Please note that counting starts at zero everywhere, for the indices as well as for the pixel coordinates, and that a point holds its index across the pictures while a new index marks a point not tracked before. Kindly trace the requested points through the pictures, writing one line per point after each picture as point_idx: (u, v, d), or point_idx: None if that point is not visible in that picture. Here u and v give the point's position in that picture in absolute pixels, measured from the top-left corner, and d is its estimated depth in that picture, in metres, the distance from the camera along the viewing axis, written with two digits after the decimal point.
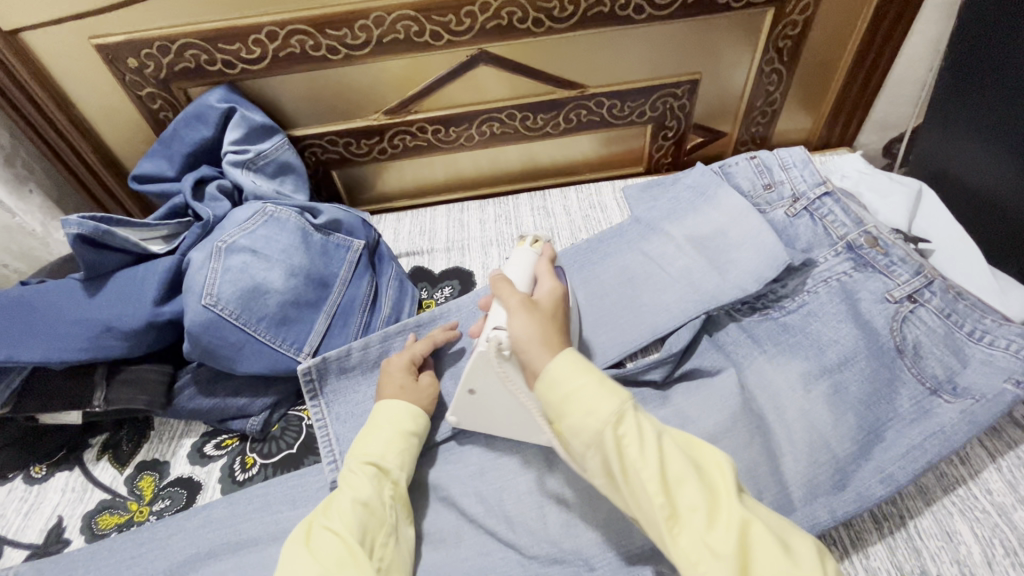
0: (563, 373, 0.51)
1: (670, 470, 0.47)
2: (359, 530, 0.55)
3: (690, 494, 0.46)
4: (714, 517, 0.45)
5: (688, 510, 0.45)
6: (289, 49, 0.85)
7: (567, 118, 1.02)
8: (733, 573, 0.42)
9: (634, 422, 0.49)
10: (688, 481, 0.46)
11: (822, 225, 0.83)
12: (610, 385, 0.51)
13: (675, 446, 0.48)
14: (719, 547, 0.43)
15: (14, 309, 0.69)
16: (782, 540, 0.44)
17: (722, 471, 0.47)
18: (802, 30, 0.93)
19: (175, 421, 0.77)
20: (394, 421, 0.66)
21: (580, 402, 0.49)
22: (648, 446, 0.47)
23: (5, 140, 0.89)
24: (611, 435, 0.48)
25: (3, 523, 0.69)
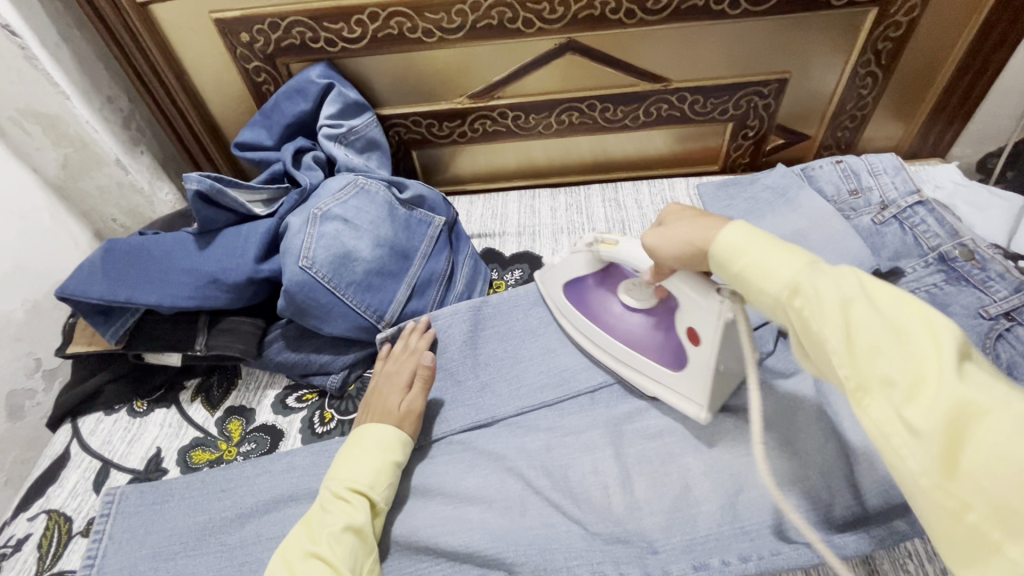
0: (739, 245, 0.46)
1: (860, 340, 0.38)
2: (347, 560, 0.58)
3: (891, 362, 0.36)
4: (914, 385, 0.35)
5: (874, 376, 0.37)
6: (388, 30, 0.89)
7: (647, 112, 1.02)
8: (928, 441, 0.34)
9: (819, 287, 0.40)
10: (892, 346, 0.37)
11: (913, 235, 0.80)
12: (797, 253, 0.43)
13: (872, 308, 0.38)
14: (910, 417, 0.34)
15: (134, 255, 0.75)
16: (1007, 410, 0.32)
17: (930, 329, 0.36)
18: (905, 31, 0.90)
19: (261, 372, 0.83)
20: (377, 446, 0.67)
21: (766, 266, 0.44)
22: (836, 308, 0.39)
23: (124, 104, 0.97)
24: (782, 310, 0.42)
25: (110, 448, 0.76)
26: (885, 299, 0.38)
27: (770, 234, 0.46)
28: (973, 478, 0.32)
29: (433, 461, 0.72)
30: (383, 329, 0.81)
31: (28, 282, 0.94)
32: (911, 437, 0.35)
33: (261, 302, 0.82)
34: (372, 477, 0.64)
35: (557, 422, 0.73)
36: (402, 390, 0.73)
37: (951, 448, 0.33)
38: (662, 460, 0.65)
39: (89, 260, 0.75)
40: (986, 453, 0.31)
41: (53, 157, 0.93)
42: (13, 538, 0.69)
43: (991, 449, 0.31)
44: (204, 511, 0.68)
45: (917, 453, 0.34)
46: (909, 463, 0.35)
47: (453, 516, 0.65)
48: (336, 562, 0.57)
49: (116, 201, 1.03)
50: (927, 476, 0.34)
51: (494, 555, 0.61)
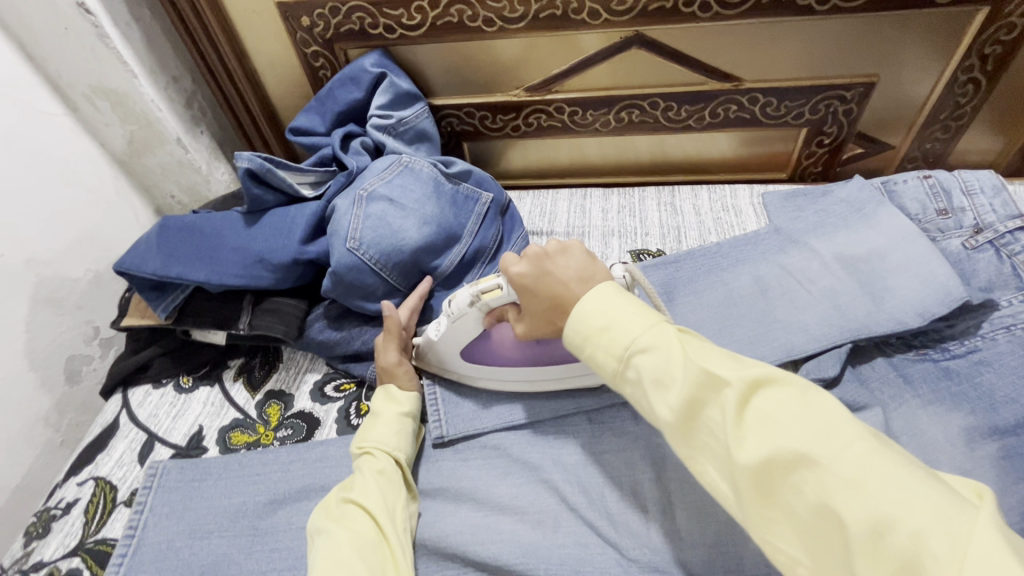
0: (596, 309, 0.48)
1: (683, 404, 0.41)
2: (380, 502, 0.59)
3: (712, 417, 0.40)
4: (730, 439, 0.39)
5: (705, 436, 0.41)
6: (448, 18, 0.87)
7: (713, 112, 0.96)
8: (752, 493, 0.38)
9: (649, 351, 0.44)
10: (706, 402, 0.41)
11: (1012, 263, 0.71)
12: (644, 312, 0.47)
13: (693, 365, 0.42)
14: (735, 478, 0.39)
15: (186, 232, 0.76)
16: (803, 458, 0.36)
17: (728, 386, 0.40)
18: (1019, 35, 0.80)
19: (302, 357, 0.84)
20: (388, 407, 0.69)
21: (608, 338, 0.47)
22: (669, 370, 0.43)
23: (188, 84, 0.98)
24: (625, 385, 0.46)
25: (156, 421, 0.79)
26: (699, 352, 0.43)
27: (621, 290, 0.49)
28: (798, 525, 0.36)
29: (465, 465, 0.70)
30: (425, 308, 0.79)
31: (91, 252, 0.98)
32: (733, 497, 0.40)
33: (306, 284, 0.81)
34: (386, 432, 0.66)
35: (597, 434, 0.69)
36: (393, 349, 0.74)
37: (776, 499, 0.37)
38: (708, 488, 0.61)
39: (145, 236, 0.77)
40: (799, 502, 0.36)
41: (120, 133, 0.97)
42: (63, 501, 0.72)
43: (807, 502, 0.36)
44: (239, 494, 0.68)
45: (742, 512, 0.39)
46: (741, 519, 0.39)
47: (483, 524, 0.63)
48: (368, 504, 0.59)
49: (175, 178, 1.04)
50: (752, 528, 0.39)
51: (523, 570, 0.59)
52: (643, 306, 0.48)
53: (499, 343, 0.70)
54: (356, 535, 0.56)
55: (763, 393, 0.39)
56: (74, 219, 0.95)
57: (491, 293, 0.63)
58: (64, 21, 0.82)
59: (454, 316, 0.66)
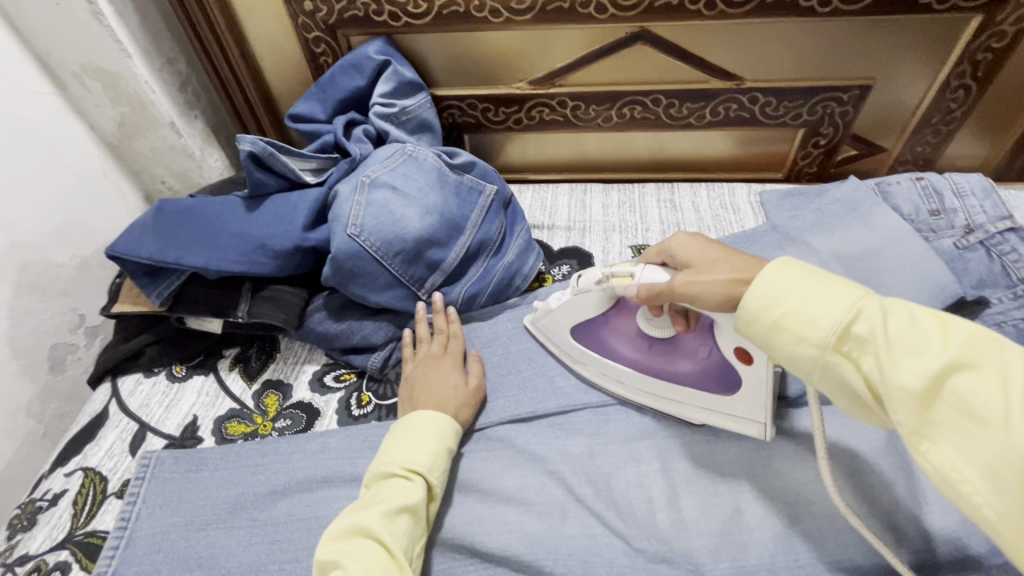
0: (805, 273, 0.43)
1: (931, 372, 0.35)
2: (400, 541, 0.54)
3: (970, 389, 0.34)
4: (1002, 412, 0.32)
5: (957, 416, 0.34)
6: (454, 7, 0.86)
7: (714, 111, 0.97)
8: (1022, 479, 0.31)
9: (882, 317, 0.38)
10: (962, 373, 0.34)
11: (1001, 263, 0.74)
12: (859, 284, 0.41)
13: (947, 333, 0.36)
14: (995, 457, 0.32)
15: (182, 216, 0.74)
16: None
17: (1009, 355, 0.34)
18: (1010, 42, 0.83)
19: (300, 347, 0.82)
20: (431, 431, 0.63)
21: (819, 299, 0.41)
22: (909, 333, 0.37)
23: (183, 67, 0.96)
24: (841, 350, 0.40)
25: (147, 411, 0.76)
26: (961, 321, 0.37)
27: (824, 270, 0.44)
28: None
29: (469, 457, 0.69)
30: (423, 299, 0.78)
31: (78, 238, 0.95)
32: (983, 487, 0.33)
33: (306, 273, 0.80)
34: (428, 460, 0.60)
35: (602, 425, 0.70)
36: (455, 371, 0.72)
37: None
38: (713, 480, 0.62)
39: (140, 219, 0.74)
40: None
41: (110, 115, 0.94)
42: (50, 492, 0.69)
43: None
44: (238, 484, 0.67)
45: (995, 501, 0.32)
46: (990, 510, 0.33)
47: (490, 515, 0.63)
48: (390, 540, 0.53)
49: (167, 163, 1.01)
50: (1016, 526, 0.31)
51: (532, 561, 0.58)
52: (851, 286, 0.42)
53: (615, 329, 0.70)
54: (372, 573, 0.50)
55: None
56: (60, 203, 0.92)
57: (620, 278, 0.60)
58: None
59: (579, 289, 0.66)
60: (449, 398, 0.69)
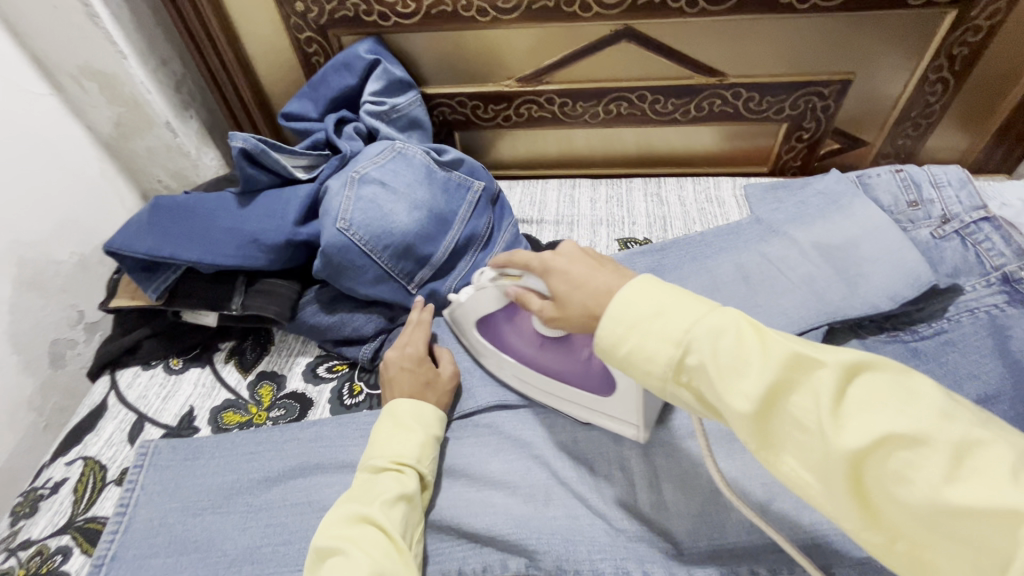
0: (645, 294, 0.42)
1: (762, 392, 0.36)
2: (399, 527, 0.56)
3: (800, 408, 0.35)
4: (825, 425, 0.34)
5: (789, 431, 0.36)
6: (442, 6, 0.88)
7: (698, 106, 0.99)
8: (847, 485, 0.33)
9: (711, 336, 0.39)
10: (792, 391, 0.36)
11: (975, 252, 0.75)
12: (697, 298, 0.41)
13: (774, 348, 0.37)
14: (826, 467, 0.34)
15: (177, 212, 0.76)
16: (906, 437, 0.32)
17: (824, 368, 0.35)
18: (985, 37, 0.85)
19: (294, 340, 0.84)
20: (419, 422, 0.66)
21: (659, 324, 0.41)
22: (738, 353, 0.37)
23: (178, 67, 0.98)
24: (683, 374, 0.40)
25: (145, 402, 0.78)
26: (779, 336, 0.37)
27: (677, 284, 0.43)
28: (907, 519, 0.32)
29: (457, 443, 0.71)
30: (413, 292, 0.80)
31: (76, 236, 0.97)
32: (821, 489, 0.35)
33: (299, 266, 0.82)
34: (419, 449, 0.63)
35: None
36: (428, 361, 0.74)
37: (880, 490, 0.33)
38: (692, 463, 0.64)
39: (136, 215, 0.77)
40: (911, 494, 0.31)
41: (106, 115, 0.96)
42: (51, 481, 0.71)
43: (922, 495, 0.31)
44: (233, 471, 0.69)
45: (832, 501, 0.35)
46: (830, 509, 0.35)
47: (477, 499, 0.65)
48: (391, 526, 0.55)
49: (163, 162, 1.04)
50: (849, 517, 0.34)
51: (516, 541, 0.60)
52: (697, 299, 0.42)
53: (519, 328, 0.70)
54: (376, 557, 0.51)
55: (857, 380, 0.35)
56: (59, 201, 0.94)
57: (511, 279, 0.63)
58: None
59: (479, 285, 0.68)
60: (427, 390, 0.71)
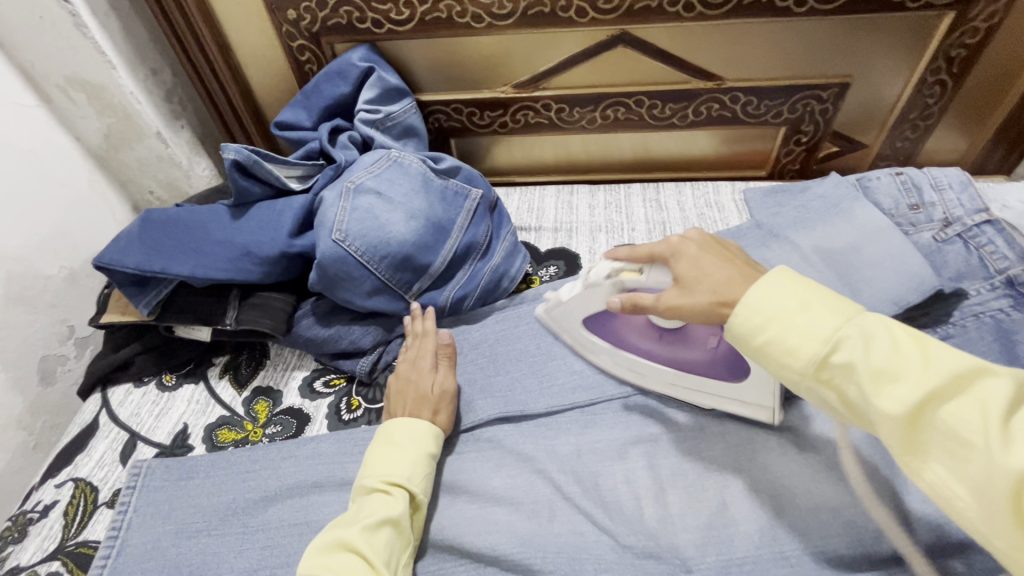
0: (792, 292, 0.45)
1: (917, 398, 0.37)
2: (382, 553, 0.55)
3: (955, 417, 0.35)
4: (986, 439, 0.34)
5: (940, 439, 0.36)
6: (436, 13, 0.87)
7: (696, 111, 0.98)
8: (1006, 502, 0.33)
9: (864, 341, 0.40)
10: (946, 399, 0.36)
11: (979, 255, 0.75)
12: (849, 302, 0.43)
13: (936, 360, 0.37)
14: (980, 477, 0.34)
15: (168, 225, 0.74)
16: None
17: (994, 381, 0.35)
18: (983, 39, 0.84)
19: (289, 354, 0.83)
20: (410, 440, 0.64)
21: (806, 322, 0.43)
22: (894, 359, 0.38)
23: (168, 77, 0.96)
24: (824, 372, 0.42)
25: (138, 420, 0.76)
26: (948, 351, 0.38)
27: (826, 286, 0.45)
28: None
29: (458, 458, 0.70)
30: (411, 303, 0.79)
31: (66, 249, 0.95)
32: (970, 505, 0.35)
33: (294, 279, 0.80)
34: (407, 469, 0.61)
35: (588, 425, 0.71)
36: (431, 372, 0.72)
37: None
38: (699, 475, 0.63)
39: (127, 229, 0.75)
40: None
41: (96, 126, 0.94)
42: (40, 504, 0.70)
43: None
44: (228, 491, 0.67)
45: (980, 517, 0.34)
46: (981, 526, 0.35)
47: (479, 516, 0.63)
48: (371, 554, 0.54)
49: (155, 173, 1.02)
50: (1002, 539, 0.33)
51: (520, 560, 0.59)
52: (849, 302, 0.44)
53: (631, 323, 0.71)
54: None
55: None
56: (48, 215, 0.92)
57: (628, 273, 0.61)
58: (39, 9, 0.79)
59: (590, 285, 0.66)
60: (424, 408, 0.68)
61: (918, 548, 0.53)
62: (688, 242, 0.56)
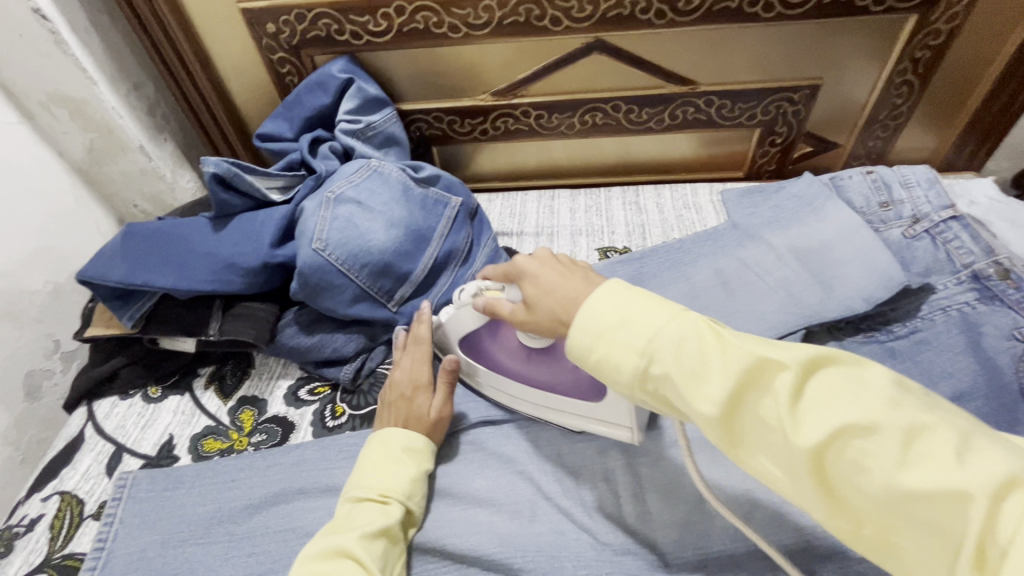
0: (612, 304, 0.43)
1: (725, 397, 0.37)
2: (378, 562, 0.55)
3: (763, 409, 0.36)
4: (785, 425, 0.35)
5: (754, 429, 0.37)
6: (413, 24, 0.88)
7: (672, 115, 1.00)
8: (812, 478, 0.34)
9: (676, 346, 0.39)
10: (752, 391, 0.37)
11: (946, 251, 0.77)
12: (659, 304, 0.42)
13: (734, 354, 0.37)
14: (790, 460, 0.35)
15: (150, 239, 0.75)
16: (859, 426, 0.33)
17: (783, 370, 0.36)
18: (946, 40, 0.87)
19: (274, 363, 0.83)
20: (408, 454, 0.65)
21: (625, 335, 0.41)
22: (701, 363, 0.38)
23: (150, 91, 0.97)
24: (648, 383, 0.41)
25: (123, 433, 0.77)
26: (742, 341, 0.38)
27: (647, 289, 0.44)
28: (867, 505, 0.33)
29: (442, 461, 0.71)
30: (394, 309, 0.80)
31: (50, 264, 0.96)
32: (787, 481, 0.36)
33: (277, 288, 0.81)
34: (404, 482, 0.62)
35: (569, 426, 0.72)
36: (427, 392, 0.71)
37: (840, 480, 0.33)
38: (676, 471, 0.64)
39: (109, 243, 0.76)
40: (871, 484, 0.32)
41: (79, 141, 0.95)
42: (27, 518, 0.70)
43: (880, 481, 0.32)
44: (214, 500, 0.68)
45: (796, 490, 0.36)
46: (800, 499, 0.36)
47: (462, 518, 0.64)
48: (370, 562, 0.54)
49: (138, 187, 1.03)
50: (818, 508, 0.35)
51: (502, 560, 0.60)
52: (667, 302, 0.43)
53: (505, 345, 0.71)
54: None
55: (816, 378, 0.36)
56: (32, 231, 0.93)
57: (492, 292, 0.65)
58: (18, 27, 0.80)
59: (460, 304, 0.70)
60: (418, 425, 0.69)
61: None
62: (535, 262, 0.55)
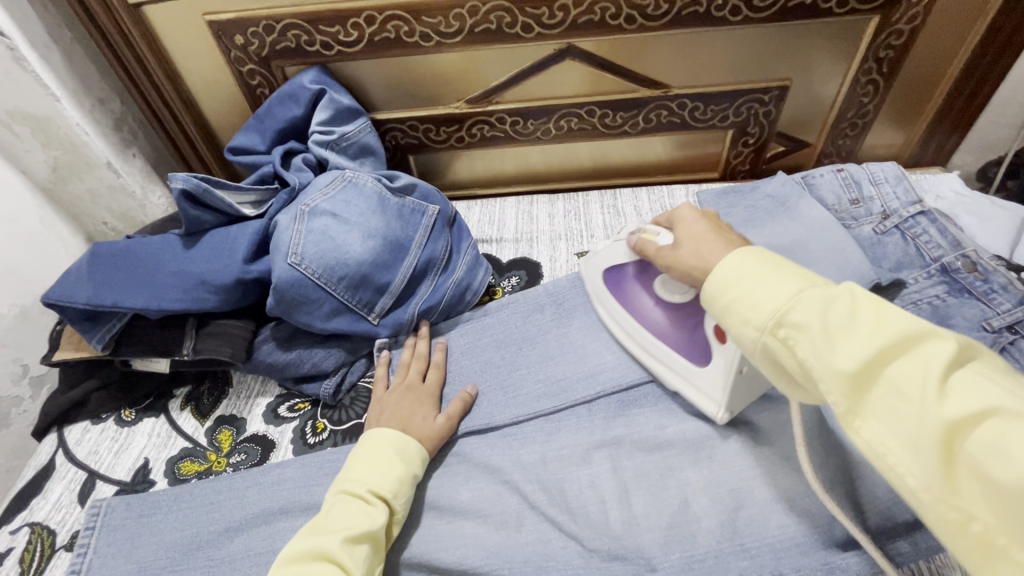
0: (742, 265, 0.46)
1: (867, 355, 0.36)
2: (361, 565, 0.54)
3: (902, 372, 0.34)
4: (929, 394, 0.33)
5: (883, 395, 0.35)
6: (384, 34, 0.88)
7: (646, 118, 1.01)
8: (938, 453, 0.32)
9: (818, 300, 0.39)
10: (896, 356, 0.35)
11: (915, 245, 0.79)
12: (802, 271, 0.43)
13: (891, 316, 0.36)
14: (917, 431, 0.33)
15: (119, 258, 0.74)
16: (1008, 412, 0.30)
17: (941, 341, 0.34)
18: (907, 40, 0.89)
19: (252, 381, 0.82)
20: (397, 454, 0.64)
21: (755, 290, 0.44)
22: (849, 322, 0.37)
23: (117, 106, 0.95)
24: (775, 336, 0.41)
25: (96, 458, 0.75)
26: (901, 313, 0.36)
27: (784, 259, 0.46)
28: (998, 500, 0.30)
29: (426, 474, 0.70)
30: (373, 321, 0.79)
31: (15, 287, 0.93)
32: (905, 459, 0.34)
33: (252, 304, 0.80)
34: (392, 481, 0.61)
35: (553, 433, 0.71)
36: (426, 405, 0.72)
37: (973, 466, 0.31)
38: (660, 475, 0.64)
39: (75, 264, 0.74)
40: (1009, 475, 0.29)
41: (42, 159, 0.91)
42: None
43: (1017, 471, 0.29)
44: (192, 525, 0.66)
45: (911, 469, 0.34)
46: (909, 480, 0.34)
47: (447, 531, 0.64)
48: (351, 565, 0.53)
49: (107, 204, 1.00)
50: (931, 491, 0.33)
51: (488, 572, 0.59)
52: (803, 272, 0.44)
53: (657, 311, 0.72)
54: None
55: (975, 365, 0.34)
56: None
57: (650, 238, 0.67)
58: None
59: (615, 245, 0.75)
60: (427, 429, 0.69)
61: (867, 530, 0.56)
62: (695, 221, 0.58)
